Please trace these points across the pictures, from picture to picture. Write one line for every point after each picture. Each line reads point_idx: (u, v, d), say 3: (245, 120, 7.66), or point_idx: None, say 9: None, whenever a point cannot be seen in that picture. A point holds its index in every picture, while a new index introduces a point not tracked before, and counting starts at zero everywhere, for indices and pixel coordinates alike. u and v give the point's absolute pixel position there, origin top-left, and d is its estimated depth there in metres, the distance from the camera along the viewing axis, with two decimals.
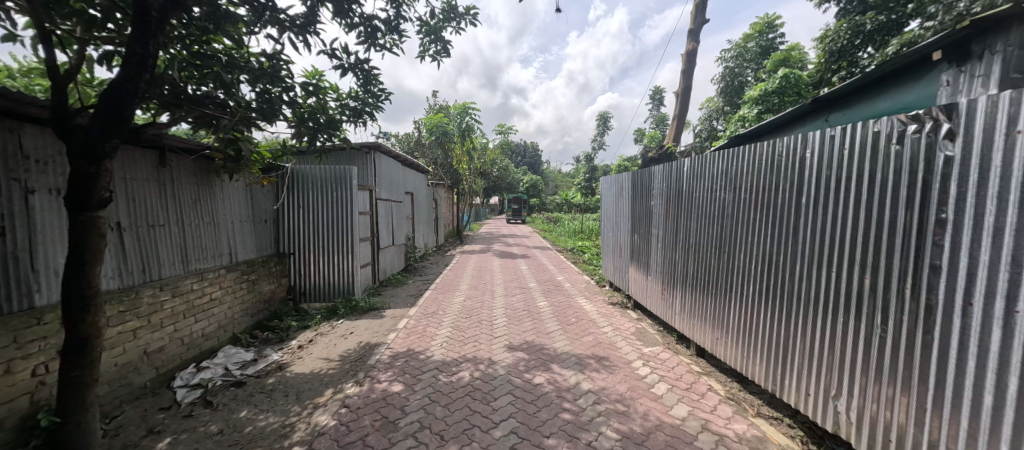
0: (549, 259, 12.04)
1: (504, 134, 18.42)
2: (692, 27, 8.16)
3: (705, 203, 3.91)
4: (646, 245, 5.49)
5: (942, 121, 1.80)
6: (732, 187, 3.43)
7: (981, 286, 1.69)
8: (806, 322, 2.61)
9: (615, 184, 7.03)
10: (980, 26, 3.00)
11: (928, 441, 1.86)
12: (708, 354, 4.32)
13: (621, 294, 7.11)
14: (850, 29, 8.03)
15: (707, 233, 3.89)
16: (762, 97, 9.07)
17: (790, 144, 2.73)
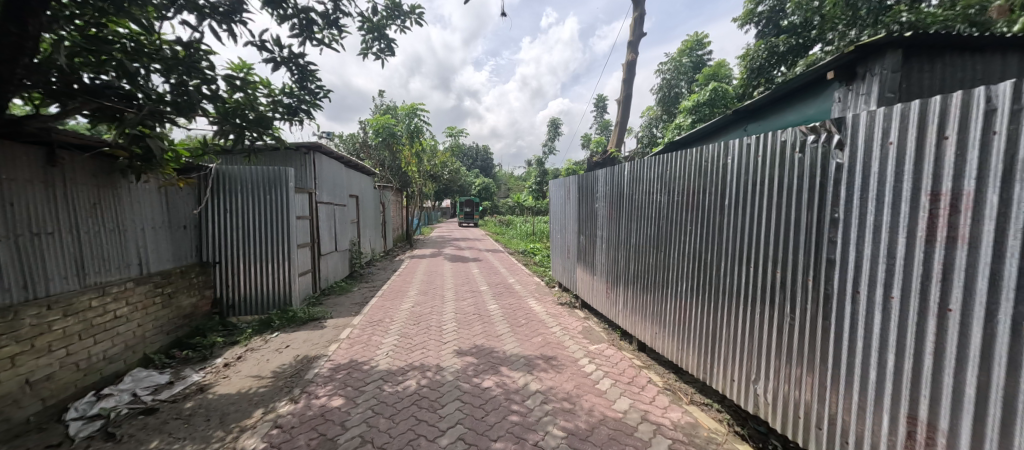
0: (501, 262, 12.05)
1: (455, 137, 18.29)
2: (631, 39, 8.64)
3: (644, 205, 4.14)
4: (592, 246, 5.67)
5: (833, 133, 2.05)
6: (667, 189, 3.66)
7: (864, 277, 1.91)
8: (729, 313, 2.85)
9: (562, 186, 7.21)
10: (863, 52, 3.47)
11: (828, 415, 2.10)
12: (649, 349, 4.56)
13: (570, 294, 7.30)
14: (766, 49, 8.90)
15: (645, 234, 4.12)
16: (695, 107, 9.95)
17: (715, 151, 2.98)
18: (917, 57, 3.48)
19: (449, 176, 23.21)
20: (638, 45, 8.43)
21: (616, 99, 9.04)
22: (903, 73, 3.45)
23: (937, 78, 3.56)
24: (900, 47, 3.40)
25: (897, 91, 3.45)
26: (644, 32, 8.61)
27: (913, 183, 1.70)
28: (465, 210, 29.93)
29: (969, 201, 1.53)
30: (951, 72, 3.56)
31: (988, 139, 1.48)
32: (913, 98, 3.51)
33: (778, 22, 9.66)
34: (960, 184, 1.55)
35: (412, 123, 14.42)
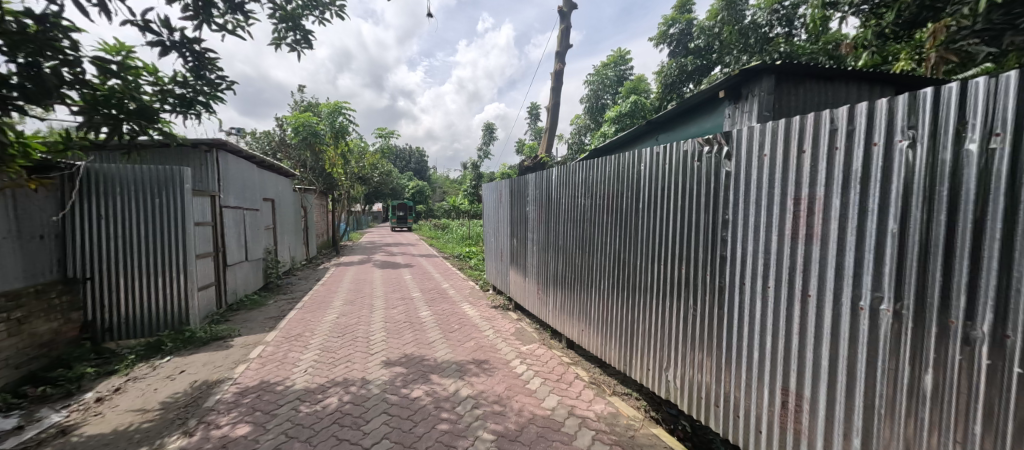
0: (435, 267, 11.75)
1: (385, 138, 17.52)
2: (558, 49, 9.00)
3: (570, 208, 4.33)
4: (524, 248, 5.79)
5: (724, 145, 2.33)
6: (590, 194, 3.87)
7: (748, 269, 2.19)
8: (645, 308, 3.09)
9: (495, 190, 7.26)
10: (744, 75, 4.01)
11: (723, 393, 2.37)
12: (577, 346, 4.76)
13: (504, 297, 7.35)
14: (677, 68, 10.09)
15: (571, 235, 4.32)
16: (617, 117, 10.64)
17: (631, 158, 3.22)
18: (787, 82, 4.11)
19: (379, 179, 22.12)
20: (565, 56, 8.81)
21: (546, 106, 9.31)
22: (776, 95, 4.05)
23: (802, 101, 4.23)
24: (773, 73, 3.99)
25: (772, 110, 4.03)
26: (569, 44, 9.02)
27: (784, 188, 1.98)
28: (398, 215, 28.67)
29: (823, 204, 1.80)
30: (812, 98, 4.26)
31: (832, 153, 1.75)
32: (783, 117, 4.14)
33: (686, 43, 10.68)
34: (816, 190, 1.82)
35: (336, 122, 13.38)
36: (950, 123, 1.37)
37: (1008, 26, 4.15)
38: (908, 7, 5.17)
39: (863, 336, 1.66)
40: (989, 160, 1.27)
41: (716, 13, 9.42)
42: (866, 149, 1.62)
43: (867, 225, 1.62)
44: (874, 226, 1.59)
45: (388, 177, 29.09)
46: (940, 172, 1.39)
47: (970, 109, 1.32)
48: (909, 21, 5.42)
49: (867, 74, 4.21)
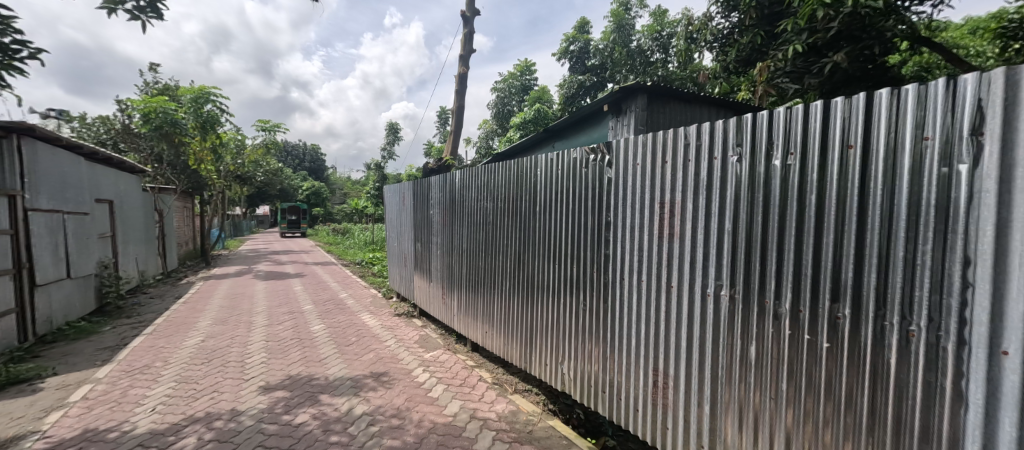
0: (330, 276, 10.74)
1: (269, 133, 15.50)
2: (462, 53, 8.98)
3: (472, 212, 4.36)
4: (428, 252, 5.64)
5: (605, 154, 2.59)
6: (492, 197, 3.95)
7: (626, 266, 2.44)
8: (543, 306, 3.24)
9: (397, 192, 6.93)
10: (622, 92, 4.57)
11: (608, 379, 2.59)
12: (481, 348, 4.80)
13: (409, 304, 7.04)
14: (575, 85, 10.91)
15: (474, 239, 4.35)
16: (522, 124, 11.05)
17: (529, 164, 3.37)
18: (657, 102, 4.78)
19: (262, 179, 19.44)
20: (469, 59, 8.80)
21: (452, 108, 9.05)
22: (646, 112, 4.69)
23: (669, 118, 4.95)
24: (644, 93, 4.61)
25: (644, 125, 4.65)
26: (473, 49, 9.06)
27: (653, 193, 2.25)
28: (288, 219, 25.53)
29: (680, 207, 2.10)
30: (675, 117, 5.01)
31: (686, 165, 2.05)
32: (655, 130, 4.80)
33: (584, 61, 11.23)
34: (676, 195, 2.12)
35: (205, 111, 11.03)
36: (764, 143, 1.68)
37: (805, 71, 5.53)
38: (743, 48, 6.46)
39: (710, 318, 1.94)
40: (787, 172, 1.59)
41: (609, 36, 10.62)
42: (709, 162, 1.92)
43: (711, 224, 1.93)
44: (715, 226, 1.90)
45: (275, 176, 25.75)
46: (757, 180, 1.71)
47: (775, 132, 1.64)
48: (744, 58, 6.54)
49: (715, 100, 5.10)
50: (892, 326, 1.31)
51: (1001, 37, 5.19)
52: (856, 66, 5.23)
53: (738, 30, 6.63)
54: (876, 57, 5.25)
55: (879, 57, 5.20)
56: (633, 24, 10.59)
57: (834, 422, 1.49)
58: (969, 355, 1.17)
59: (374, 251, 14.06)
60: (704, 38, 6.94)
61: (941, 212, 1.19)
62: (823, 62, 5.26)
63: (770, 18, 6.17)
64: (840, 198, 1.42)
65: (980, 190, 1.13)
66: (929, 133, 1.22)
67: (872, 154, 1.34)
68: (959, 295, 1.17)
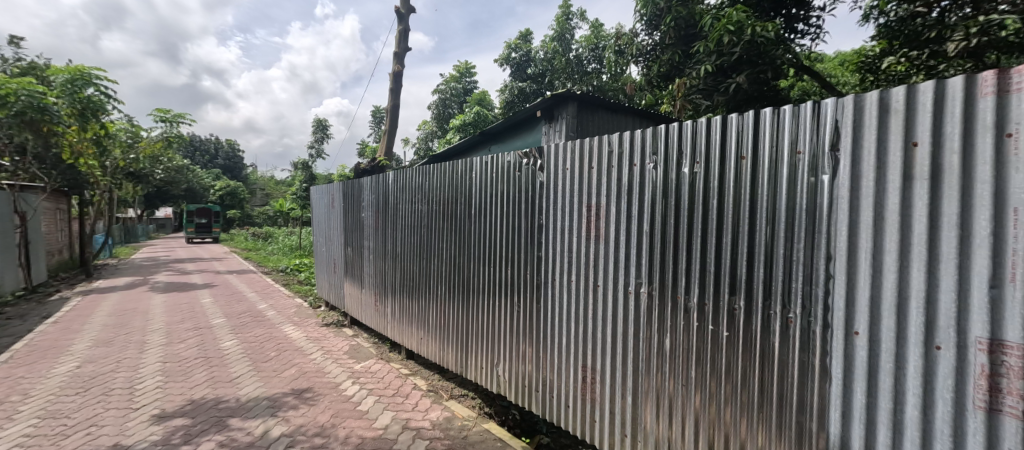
0: (247, 285, 9.72)
1: (171, 125, 13.68)
2: (397, 50, 8.67)
3: (406, 214, 4.22)
4: (359, 257, 5.35)
5: (536, 158, 2.66)
6: (426, 199, 3.86)
7: (557, 266, 2.52)
8: (479, 309, 3.23)
9: (325, 193, 6.48)
10: (554, 99, 4.77)
11: (542, 378, 2.66)
12: (417, 355, 4.64)
13: (338, 313, 6.60)
14: (517, 92, 11.16)
15: (408, 243, 4.21)
16: (461, 126, 10.99)
17: (464, 167, 3.34)
18: (587, 110, 5.04)
19: (162, 177, 17.09)
20: (404, 57, 8.52)
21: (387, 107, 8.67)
22: (576, 120, 4.93)
23: (597, 126, 5.25)
24: (575, 101, 4.84)
25: (575, 132, 4.89)
26: (408, 47, 8.79)
27: (580, 197, 2.36)
28: (195, 222, 22.70)
29: (604, 210, 2.22)
30: (603, 125, 5.34)
31: (609, 171, 2.18)
32: (584, 137, 5.05)
33: (525, 69, 11.51)
34: (601, 199, 2.24)
35: (86, 96, 9.35)
36: (674, 152, 1.84)
37: (714, 89, 6.15)
38: (663, 64, 7.05)
39: (631, 314, 2.08)
40: (694, 179, 1.75)
41: (550, 45, 11.03)
42: (629, 168, 2.06)
43: (630, 225, 2.07)
44: (635, 227, 2.04)
45: (179, 174, 22.74)
46: (670, 186, 1.86)
47: (684, 141, 1.80)
48: (665, 73, 7.11)
49: (639, 111, 5.49)
50: (774, 314, 1.50)
51: (860, 70, 6.23)
52: (755, 88, 5.89)
53: (659, 48, 7.21)
54: (771, 80, 5.93)
55: (772, 81, 5.90)
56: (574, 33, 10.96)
57: (732, 402, 1.66)
58: (831, 336, 1.37)
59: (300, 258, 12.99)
60: (630, 53, 7.51)
61: (809, 214, 1.39)
62: (728, 82, 5.93)
63: (686, 39, 6.81)
64: (735, 202, 1.60)
65: (837, 197, 1.33)
66: (801, 148, 1.42)
67: (759, 164, 1.53)
68: (823, 285, 1.37)
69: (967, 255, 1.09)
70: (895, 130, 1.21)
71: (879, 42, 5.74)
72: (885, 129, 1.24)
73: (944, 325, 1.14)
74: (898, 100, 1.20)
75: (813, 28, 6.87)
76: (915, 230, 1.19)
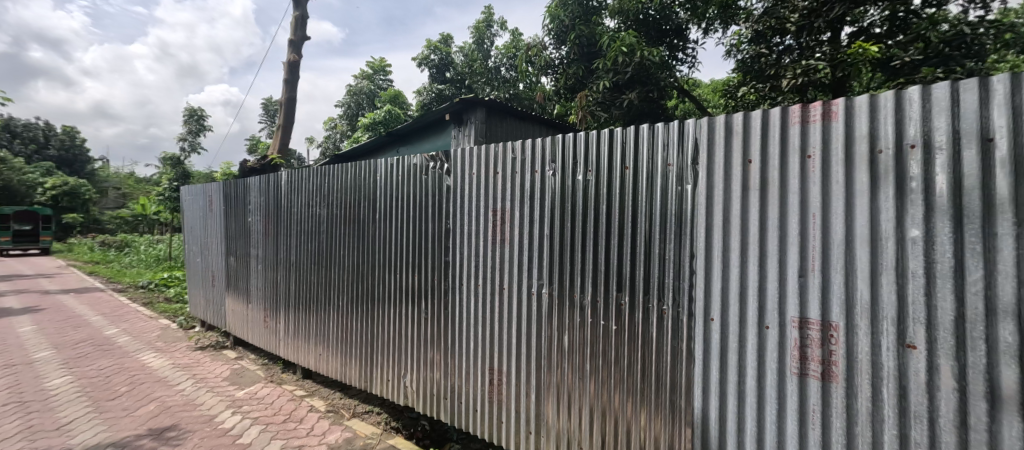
0: (91, 306, 7.89)
1: None
2: (293, 38, 7.86)
3: (302, 219, 3.83)
4: (244, 267, 4.69)
5: (443, 162, 2.63)
6: (325, 203, 3.56)
7: (464, 271, 2.52)
8: (383, 319, 3.07)
9: (200, 194, 5.57)
10: (462, 104, 4.81)
11: (449, 384, 2.62)
12: (315, 374, 4.22)
13: (218, 333, 5.70)
14: (435, 94, 10.99)
15: (305, 250, 3.82)
16: (371, 124, 10.39)
17: (368, 169, 3.15)
18: (496, 116, 5.18)
19: None
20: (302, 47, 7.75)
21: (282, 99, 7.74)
22: (485, 125, 5.05)
23: (505, 132, 5.43)
24: (483, 107, 4.95)
25: (483, 137, 5.00)
26: (307, 37, 8.03)
27: (487, 202, 2.39)
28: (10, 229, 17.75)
29: (509, 215, 2.28)
30: (511, 132, 5.53)
31: (513, 176, 2.25)
32: (493, 142, 5.20)
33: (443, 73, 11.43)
34: (506, 204, 2.29)
35: None
36: (570, 161, 1.97)
37: (611, 103, 6.72)
38: (569, 78, 7.52)
39: (534, 314, 2.16)
40: (586, 186, 1.90)
41: (468, 49, 11.13)
42: (531, 175, 2.16)
43: (532, 229, 2.16)
44: (536, 230, 2.13)
45: None
46: (567, 192, 1.99)
47: (579, 151, 1.94)
48: (571, 86, 7.58)
49: (545, 120, 5.81)
50: (652, 306, 1.69)
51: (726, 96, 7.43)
52: (646, 105, 6.61)
53: (565, 62, 7.69)
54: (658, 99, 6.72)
55: (659, 100, 6.69)
56: (493, 41, 11.26)
57: (620, 389, 1.81)
58: (694, 323, 1.58)
59: (167, 271, 10.94)
60: (540, 63, 7.89)
61: (676, 217, 1.61)
62: (623, 98, 6.55)
63: (587, 56, 7.42)
64: (620, 206, 1.77)
65: (697, 203, 1.56)
66: (670, 161, 1.63)
67: (639, 174, 1.72)
68: (687, 279, 1.59)
69: (784, 250, 1.36)
70: (736, 149, 1.47)
71: (739, 74, 6.90)
72: (730, 147, 1.49)
73: (770, 308, 1.40)
74: (738, 123, 1.46)
75: (689, 58, 7.97)
76: (750, 231, 1.44)
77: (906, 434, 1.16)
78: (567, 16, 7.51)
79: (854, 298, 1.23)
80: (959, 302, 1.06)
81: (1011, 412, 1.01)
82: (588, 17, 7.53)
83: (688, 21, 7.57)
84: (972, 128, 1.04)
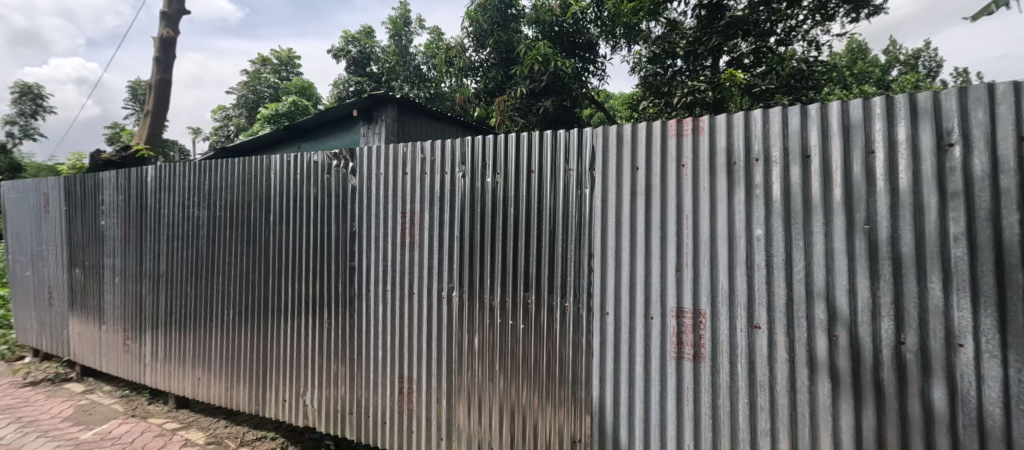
0: None
1: None
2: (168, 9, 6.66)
3: (175, 221, 3.27)
4: (95, 280, 3.85)
5: (348, 161, 2.46)
6: (206, 203, 3.09)
7: (372, 278, 2.38)
8: (278, 333, 2.76)
9: (30, 191, 4.45)
10: (371, 100, 4.58)
11: (356, 398, 2.45)
12: (193, 402, 3.63)
13: (57, 363, 4.60)
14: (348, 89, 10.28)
15: (178, 258, 3.27)
16: (273, 116, 9.27)
17: (259, 166, 2.81)
18: (408, 115, 5.03)
19: None
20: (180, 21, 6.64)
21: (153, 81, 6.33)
22: (397, 123, 4.86)
23: (419, 132, 5.29)
24: (395, 104, 4.77)
25: (396, 135, 4.81)
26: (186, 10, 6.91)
27: (395, 204, 2.29)
28: None
29: (418, 217, 2.21)
30: (425, 132, 5.40)
31: (422, 177, 2.20)
32: (406, 141, 5.02)
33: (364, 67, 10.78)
34: (415, 206, 2.22)
35: None
36: (479, 164, 1.99)
37: (528, 109, 6.96)
38: (489, 82, 7.62)
39: (445, 318, 2.12)
40: (495, 188, 1.93)
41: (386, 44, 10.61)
42: (441, 176, 2.13)
43: (441, 231, 2.13)
44: (446, 232, 2.10)
45: None
46: (476, 194, 2.00)
47: (488, 153, 1.96)
48: (491, 89, 7.69)
49: (461, 122, 5.81)
50: (556, 304, 1.78)
51: (631, 108, 8.20)
52: (559, 113, 6.98)
53: (485, 65, 7.76)
54: (572, 108, 7.13)
55: (572, 109, 7.10)
56: (411, 39, 10.91)
57: (530, 386, 1.86)
58: (592, 317, 1.70)
59: None
60: (460, 65, 7.84)
61: (577, 219, 1.72)
62: (538, 105, 6.84)
63: (506, 62, 7.61)
64: (527, 208, 1.84)
65: (594, 206, 1.68)
66: (571, 166, 1.74)
67: (542, 178, 1.80)
68: (586, 277, 1.70)
69: (665, 248, 1.54)
70: (626, 157, 1.62)
71: (640, 89, 7.65)
72: (623, 156, 1.63)
73: (654, 301, 1.57)
74: (628, 134, 1.61)
75: (598, 71, 8.60)
76: (638, 231, 1.59)
77: (754, 401, 1.38)
78: (485, 21, 7.60)
79: (716, 288, 1.44)
80: (789, 287, 1.31)
81: (823, 373, 1.27)
82: (506, 24, 7.70)
83: (597, 37, 8.18)
84: (796, 147, 1.30)
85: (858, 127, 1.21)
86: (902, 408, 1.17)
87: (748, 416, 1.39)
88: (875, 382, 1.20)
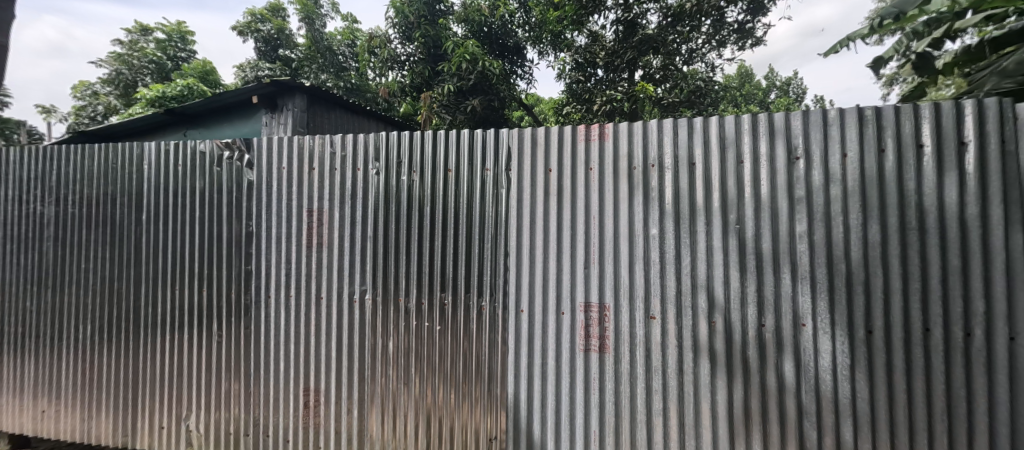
0: None
1: None
2: None
3: (7, 219, 2.63)
4: None
5: (243, 152, 2.19)
6: (53, 197, 2.53)
7: (272, 282, 2.15)
8: (154, 349, 2.36)
9: None
10: (274, 86, 4.13)
11: (252, 416, 2.19)
12: (35, 440, 2.96)
13: None
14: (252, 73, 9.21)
15: (11, 264, 2.64)
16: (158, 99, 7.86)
17: (128, 155, 2.38)
18: (319, 105, 4.66)
19: None
20: None
21: None
22: (306, 113, 4.47)
23: (332, 124, 4.93)
24: (303, 93, 4.37)
25: (305, 127, 4.42)
26: None
27: (300, 201, 2.10)
28: None
29: (326, 216, 2.05)
30: (339, 124, 5.04)
31: (332, 174, 2.04)
32: (316, 133, 4.63)
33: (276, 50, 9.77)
34: (323, 204, 2.06)
35: None
36: (396, 161, 1.91)
37: (456, 107, 6.87)
38: (416, 77, 7.32)
39: (356, 322, 2.00)
40: (412, 186, 1.87)
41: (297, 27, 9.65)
42: (353, 172, 1.99)
43: (351, 231, 2.00)
44: (358, 232, 1.98)
45: None
46: (391, 192, 1.91)
47: (406, 150, 1.89)
48: (418, 84, 7.33)
49: (381, 116, 5.55)
50: (473, 304, 1.77)
51: (556, 113, 8.54)
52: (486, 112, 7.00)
53: (411, 59, 7.42)
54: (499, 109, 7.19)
55: (500, 110, 7.17)
56: (324, 24, 10.05)
57: (448, 387, 1.84)
58: (508, 315, 1.73)
59: None
60: (384, 56, 7.37)
61: (494, 219, 1.73)
62: (465, 103, 6.78)
63: (434, 58, 7.41)
64: (445, 207, 1.81)
65: (510, 206, 1.72)
66: (489, 166, 1.75)
67: (459, 177, 1.79)
68: (502, 276, 1.73)
69: (574, 246, 1.62)
70: (540, 159, 1.68)
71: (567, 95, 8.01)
72: (537, 158, 1.69)
73: (565, 297, 1.65)
74: (541, 137, 1.67)
75: (525, 75, 8.77)
76: (550, 231, 1.66)
77: (650, 385, 1.52)
78: (412, 13, 7.33)
79: (619, 283, 1.56)
80: (677, 280, 1.47)
81: (704, 356, 1.44)
82: (434, 19, 7.53)
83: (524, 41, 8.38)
84: (684, 155, 1.46)
85: (732, 140, 1.40)
86: (763, 381, 1.38)
87: (644, 399, 1.53)
88: (742, 360, 1.40)
